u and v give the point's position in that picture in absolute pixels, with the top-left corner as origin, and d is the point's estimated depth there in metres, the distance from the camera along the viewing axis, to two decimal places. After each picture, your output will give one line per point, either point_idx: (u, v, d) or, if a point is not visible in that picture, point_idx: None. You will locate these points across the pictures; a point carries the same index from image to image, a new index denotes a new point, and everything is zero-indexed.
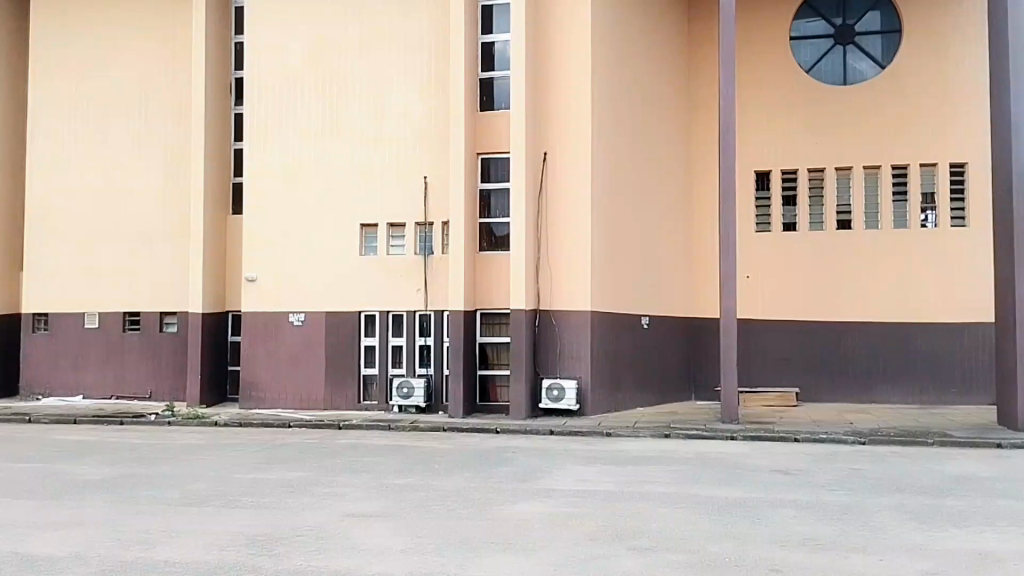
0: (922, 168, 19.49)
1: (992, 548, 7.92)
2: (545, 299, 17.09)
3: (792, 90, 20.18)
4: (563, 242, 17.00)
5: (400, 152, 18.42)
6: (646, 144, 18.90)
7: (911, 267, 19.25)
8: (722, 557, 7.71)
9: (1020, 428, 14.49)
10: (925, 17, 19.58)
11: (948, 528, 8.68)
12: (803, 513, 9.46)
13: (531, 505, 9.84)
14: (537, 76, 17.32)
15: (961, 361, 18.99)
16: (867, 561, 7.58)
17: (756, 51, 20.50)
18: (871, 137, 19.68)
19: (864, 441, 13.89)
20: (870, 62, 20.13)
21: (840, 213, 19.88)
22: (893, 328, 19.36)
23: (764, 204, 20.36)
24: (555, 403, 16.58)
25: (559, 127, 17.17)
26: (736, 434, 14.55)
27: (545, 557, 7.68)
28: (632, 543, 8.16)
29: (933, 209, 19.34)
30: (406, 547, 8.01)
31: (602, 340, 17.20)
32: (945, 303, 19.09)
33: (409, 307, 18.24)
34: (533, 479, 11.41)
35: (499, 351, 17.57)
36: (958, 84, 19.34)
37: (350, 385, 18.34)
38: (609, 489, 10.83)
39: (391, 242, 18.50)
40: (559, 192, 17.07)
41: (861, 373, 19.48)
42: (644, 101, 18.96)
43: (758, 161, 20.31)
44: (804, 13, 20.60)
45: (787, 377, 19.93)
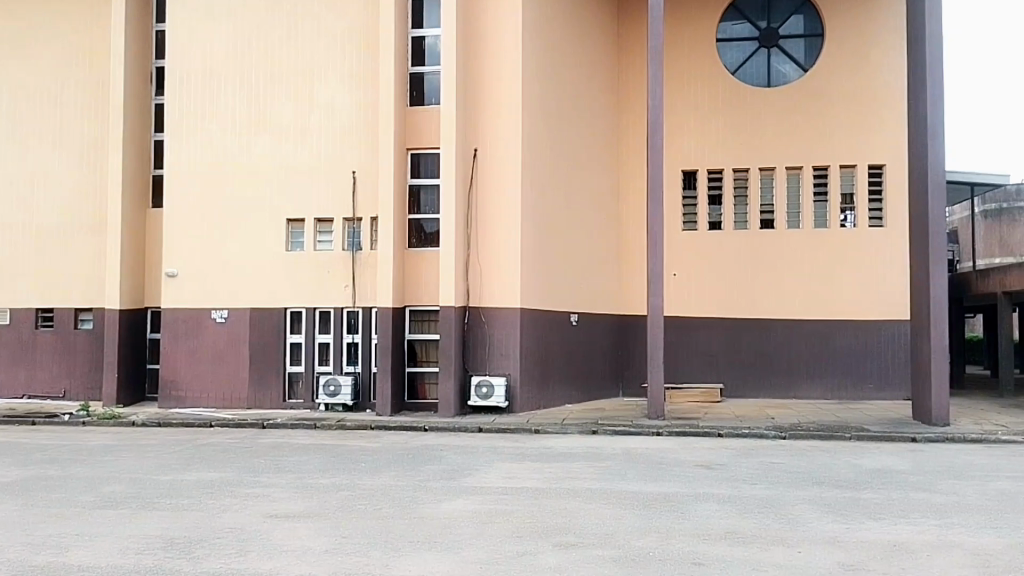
0: (843, 170, 20.08)
1: (905, 539, 8.17)
2: (475, 295, 17.01)
3: (720, 91, 20.55)
4: (493, 238, 16.97)
5: (328, 146, 18.11)
6: (576, 142, 19.01)
7: (832, 267, 19.82)
8: (647, 551, 7.75)
9: (933, 421, 14.96)
10: (847, 22, 20.16)
11: (863, 520, 8.93)
12: (725, 507, 9.61)
13: (457, 503, 9.76)
14: (468, 72, 17.24)
15: (879, 357, 19.60)
16: (786, 553, 7.72)
17: (685, 52, 20.79)
18: (795, 139, 20.19)
19: (784, 435, 14.24)
20: (793, 66, 20.67)
21: (764, 212, 20.35)
22: (815, 325, 19.88)
23: (691, 203, 20.73)
24: (484, 400, 16.48)
25: (490, 124, 17.12)
26: (661, 430, 14.74)
27: (472, 555, 7.59)
28: (558, 539, 8.15)
29: (852, 209, 19.95)
30: (329, 548, 7.83)
31: (532, 337, 17.21)
32: (864, 302, 19.69)
33: (337, 303, 17.94)
34: (458, 476, 11.32)
35: (428, 348, 17.45)
36: (878, 88, 19.94)
37: (275, 383, 17.93)
38: (536, 486, 10.83)
39: (318, 237, 18.18)
40: (490, 189, 17.03)
41: (784, 370, 19.97)
42: (575, 99, 19.07)
43: (686, 161, 20.63)
44: (730, 16, 21.04)
45: (714, 373, 20.28)
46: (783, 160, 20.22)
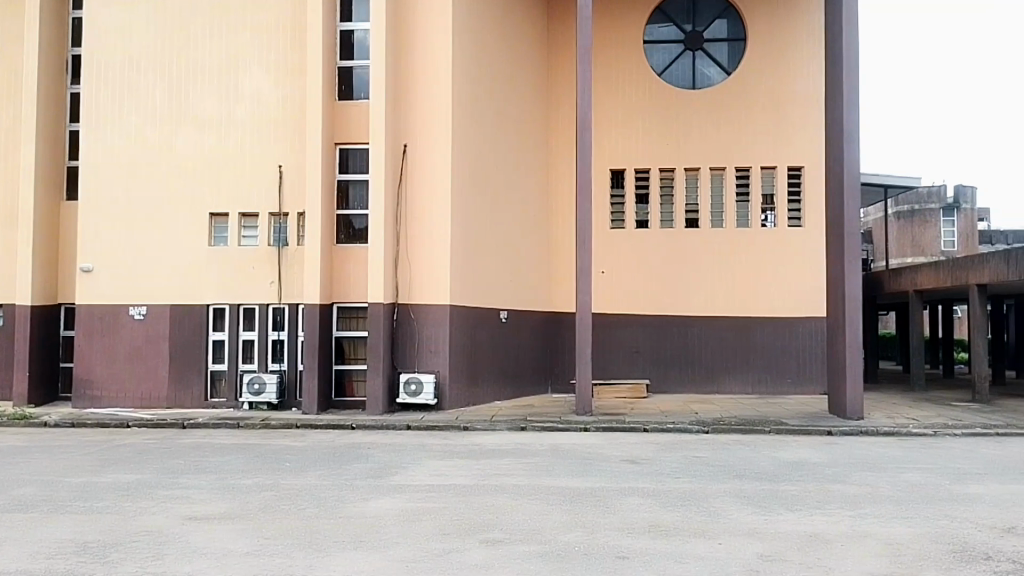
0: (764, 171, 20.66)
1: (819, 529, 8.47)
2: (405, 292, 16.90)
3: (647, 92, 20.89)
4: (423, 235, 16.90)
5: (253, 139, 17.72)
6: (506, 140, 19.08)
7: (755, 266, 20.36)
8: (572, 546, 7.84)
9: (847, 416, 15.53)
10: (769, 27, 20.73)
11: (781, 512, 9.21)
12: (648, 501, 9.80)
13: (383, 501, 9.69)
14: (398, 66, 17.08)
15: (797, 353, 20.23)
16: (707, 545, 7.92)
17: (614, 53, 21.07)
18: (720, 140, 20.67)
19: (707, 429, 14.59)
20: (717, 69, 21.15)
21: (688, 212, 20.79)
22: (737, 322, 20.39)
23: (619, 202, 21.04)
24: (412, 397, 16.37)
25: (419, 119, 17.02)
26: (589, 426, 14.92)
27: (398, 553, 7.56)
28: (484, 536, 8.17)
29: (773, 209, 20.54)
30: (250, 550, 7.68)
31: (461, 334, 17.20)
32: (785, 299, 20.29)
33: (262, 300, 17.59)
34: (385, 475, 11.24)
35: (356, 345, 17.27)
36: (798, 92, 20.55)
37: (196, 382, 17.47)
38: (463, 483, 10.83)
39: (243, 232, 17.79)
40: (420, 186, 16.95)
41: (708, 365, 20.45)
42: (505, 96, 19.12)
43: (615, 161, 20.91)
44: (657, 18, 21.43)
45: (640, 369, 20.61)
46: (707, 161, 20.68)
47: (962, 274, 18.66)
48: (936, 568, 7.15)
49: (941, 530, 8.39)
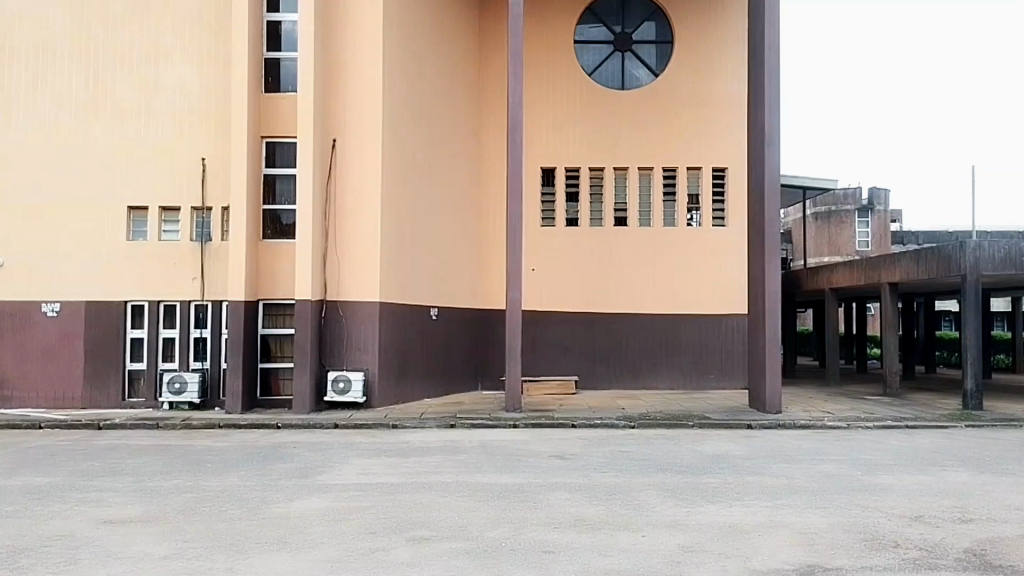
0: (690, 171, 21.11)
1: (738, 520, 8.72)
2: (333, 290, 16.67)
3: (578, 92, 21.10)
4: (351, 232, 16.71)
5: (175, 131, 17.21)
6: (437, 136, 19.02)
7: (681, 264, 20.80)
8: (499, 542, 7.88)
9: (766, 410, 16.00)
10: (696, 31, 21.19)
11: (703, 504, 9.44)
12: (575, 495, 9.92)
13: (309, 501, 9.55)
14: (327, 59, 16.80)
15: (721, 349, 20.75)
16: (632, 538, 8.07)
17: (545, 51, 21.21)
18: (648, 141, 21.04)
19: (633, 425, 14.84)
20: (646, 70, 21.49)
21: (617, 210, 21.09)
22: (663, 319, 20.79)
23: (550, 200, 21.21)
24: (340, 396, 16.16)
25: (349, 114, 16.81)
26: (519, 422, 15.01)
27: (323, 553, 7.49)
28: (411, 534, 8.13)
29: (698, 209, 21.01)
30: (168, 553, 7.48)
31: (391, 331, 17.09)
32: (710, 297, 20.79)
33: (183, 297, 17.10)
34: (311, 474, 11.07)
35: (282, 343, 17.00)
36: (723, 95, 21.06)
37: (114, 381, 16.86)
38: (390, 481, 10.75)
39: (163, 227, 17.25)
40: (349, 181, 16.74)
41: (635, 362, 20.79)
42: (436, 94, 19.06)
43: (545, 159, 21.06)
44: (587, 19, 21.66)
45: (569, 365, 20.83)
46: (635, 161, 21.02)
47: (875, 272, 19.44)
48: (848, 555, 7.45)
49: (853, 519, 8.74)
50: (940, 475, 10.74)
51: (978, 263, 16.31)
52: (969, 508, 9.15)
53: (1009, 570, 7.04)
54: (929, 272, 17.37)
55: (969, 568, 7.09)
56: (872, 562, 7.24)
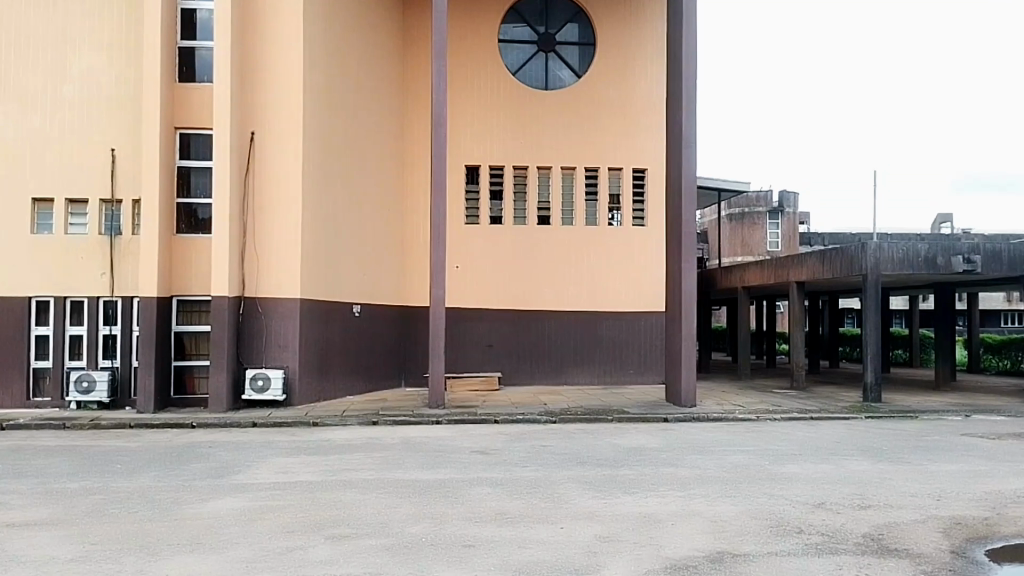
0: (612, 171, 21.52)
1: (653, 510, 8.99)
2: (251, 285, 16.35)
3: (502, 91, 21.25)
4: (271, 227, 16.43)
5: (82, 120, 16.58)
6: (360, 131, 18.85)
7: (602, 262, 21.18)
8: (419, 538, 7.92)
9: (682, 404, 16.46)
10: (617, 34, 21.60)
11: (619, 495, 9.68)
12: (495, 490, 10.03)
13: (225, 501, 9.38)
14: (245, 52, 16.48)
15: (640, 345, 21.24)
16: (550, 529, 8.23)
17: (468, 49, 21.28)
18: (571, 141, 21.35)
19: (554, 419, 15.08)
20: (569, 71, 21.78)
21: (541, 209, 21.34)
22: (584, 317, 21.13)
23: (473, 197, 21.29)
24: (258, 394, 15.88)
25: (268, 107, 16.52)
26: (441, 419, 15.05)
27: (238, 553, 7.37)
28: (329, 532, 8.09)
29: (619, 209, 21.45)
30: (75, 556, 7.25)
31: (312, 327, 16.85)
32: (630, 294, 21.25)
33: (92, 292, 16.48)
34: (227, 474, 10.85)
35: (198, 341, 16.58)
36: (643, 98, 21.54)
37: (17, 380, 16.16)
38: (309, 479, 10.64)
39: (70, 220, 16.58)
40: (268, 175, 16.45)
41: (557, 358, 21.06)
42: (360, 91, 18.92)
43: (469, 156, 21.12)
44: (511, 18, 21.81)
45: (492, 362, 20.94)
46: (558, 160, 21.31)
47: (785, 271, 20.21)
48: (755, 542, 7.78)
49: (761, 506, 9.12)
50: (842, 464, 11.31)
51: (879, 262, 17.14)
52: (867, 495, 9.66)
53: (903, 552, 7.48)
54: (834, 271, 18.18)
55: (866, 551, 7.50)
56: (778, 548, 7.58)
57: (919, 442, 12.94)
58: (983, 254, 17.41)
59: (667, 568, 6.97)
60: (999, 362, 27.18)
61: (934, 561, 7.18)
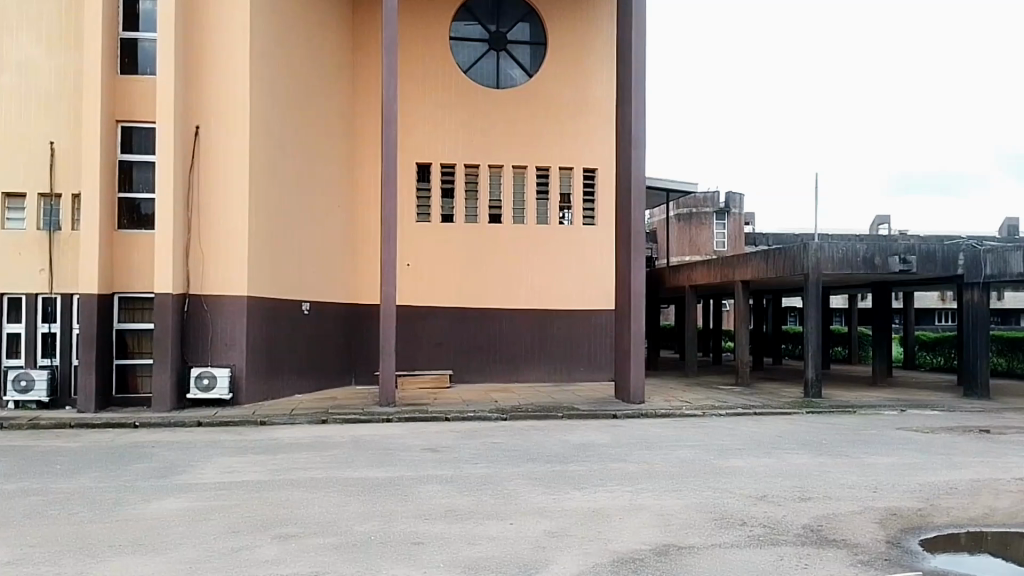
0: (562, 171, 21.68)
1: (602, 505, 9.11)
2: (197, 282, 16.06)
3: (452, 90, 21.26)
4: (217, 223, 16.16)
5: (20, 111, 16.10)
6: (309, 127, 18.66)
7: (553, 260, 21.34)
8: (367, 536, 7.90)
9: (631, 400, 16.67)
10: (568, 34, 21.78)
11: (568, 491, 9.79)
12: (445, 487, 10.05)
13: (169, 501, 9.22)
14: (189, 45, 16.17)
15: (590, 343, 21.46)
16: (500, 525, 8.29)
17: (419, 46, 21.25)
18: (522, 140, 21.45)
19: (505, 416, 15.14)
20: (520, 70, 21.86)
21: (492, 208, 21.40)
22: (535, 315, 21.26)
23: (424, 195, 21.23)
24: (204, 392, 15.63)
25: (213, 100, 16.24)
26: (391, 417, 14.99)
27: (183, 554, 7.27)
28: (276, 531, 8.02)
29: (569, 209, 21.62)
30: (12, 560, 7.06)
31: (259, 326, 16.62)
32: (580, 292, 21.45)
33: (30, 289, 16.01)
34: (171, 474, 10.65)
35: (141, 339, 16.24)
36: (593, 98, 21.75)
37: None
38: (256, 479, 10.52)
39: (7, 214, 16.07)
40: (214, 170, 16.18)
41: (508, 356, 21.15)
42: (309, 88, 18.73)
43: (420, 154, 21.06)
44: (462, 16, 21.81)
45: (443, 360, 20.92)
46: (509, 159, 21.39)
47: (730, 270, 20.61)
48: (699, 534, 7.95)
49: (706, 500, 9.31)
50: (784, 458, 11.61)
51: (820, 263, 17.61)
52: (808, 487, 9.94)
53: (841, 542, 7.73)
54: (777, 270, 18.62)
55: (806, 542, 7.73)
56: (721, 540, 7.76)
57: (858, 436, 13.34)
58: (918, 255, 18.00)
59: (614, 562, 7.08)
60: (933, 359, 28.17)
61: (870, 551, 7.43)
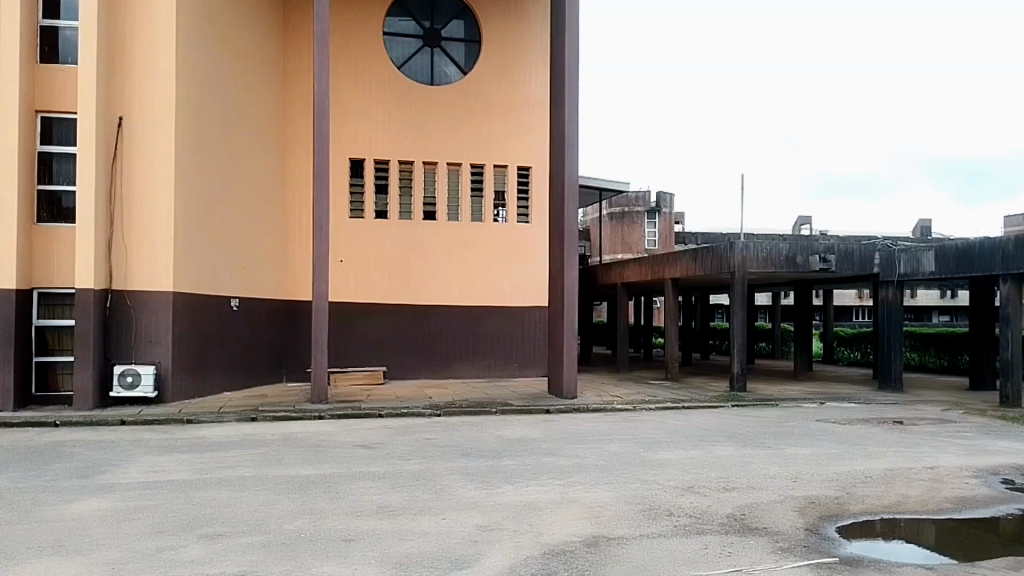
0: (497, 169, 21.80)
1: (534, 498, 9.23)
2: (119, 278, 15.61)
3: (387, 86, 21.15)
4: (141, 217, 15.72)
5: None
6: (238, 120, 18.31)
7: (487, 257, 21.43)
8: (297, 534, 7.84)
9: (564, 395, 16.89)
10: (503, 34, 21.91)
11: (500, 485, 9.87)
12: (377, 483, 10.03)
13: (91, 502, 8.95)
14: (112, 33, 15.71)
15: (523, 339, 21.62)
16: (432, 521, 8.32)
17: (352, 41, 21.04)
18: (456, 138, 21.48)
19: (439, 412, 15.16)
20: (455, 68, 21.88)
21: (427, 204, 21.37)
22: (469, 311, 21.32)
23: (358, 191, 21.07)
24: (128, 391, 15.20)
25: (138, 91, 15.81)
26: (324, 414, 14.84)
27: (106, 555, 7.09)
28: (203, 531, 7.88)
29: (503, 206, 21.77)
30: None
31: (185, 322, 16.23)
32: (514, 289, 21.61)
33: None
34: (93, 474, 10.34)
35: (62, 336, 15.67)
36: (527, 97, 21.94)
37: None
38: (183, 478, 10.31)
39: None
40: (139, 162, 15.75)
41: (442, 352, 21.15)
42: (238, 80, 18.38)
43: (353, 150, 20.87)
44: (396, 11, 21.71)
45: (376, 356, 20.80)
46: (443, 156, 21.39)
47: (660, 268, 21.05)
48: (628, 525, 8.14)
49: (634, 492, 9.52)
50: (710, 449, 11.95)
51: (745, 260, 18.13)
52: (733, 478, 10.26)
53: (762, 531, 8.01)
54: (705, 269, 19.11)
55: (730, 531, 8.00)
56: (649, 530, 7.97)
57: (780, 428, 13.81)
58: (837, 255, 18.73)
59: (545, 554, 7.19)
60: (850, 353, 29.24)
61: (790, 538, 7.74)
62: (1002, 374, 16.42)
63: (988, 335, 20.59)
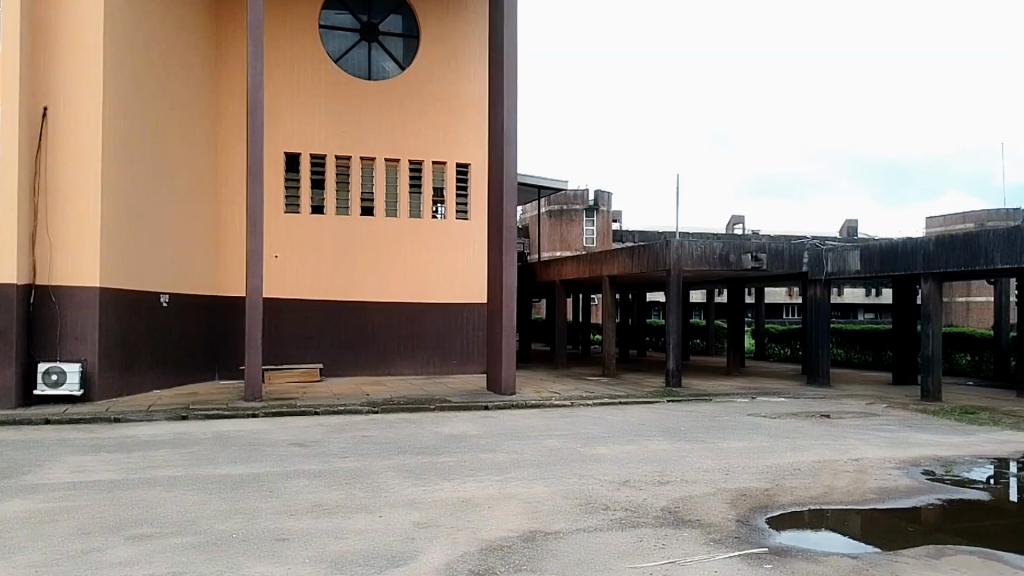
0: (435, 166, 21.75)
1: (471, 495, 9.25)
2: (43, 273, 15.05)
3: (323, 80, 20.86)
4: (66, 210, 15.19)
5: None
6: (168, 111, 17.83)
7: (425, 253, 21.37)
8: (230, 534, 7.69)
9: (502, 391, 16.92)
10: (442, 31, 21.88)
11: (437, 482, 9.86)
12: (313, 482, 9.91)
13: (12, 503, 8.63)
14: (36, 21, 15.14)
15: (460, 335, 21.61)
16: (369, 519, 8.27)
17: (287, 33, 20.67)
18: (393, 134, 21.35)
19: (376, 410, 15.04)
20: (393, 63, 21.73)
21: (364, 200, 21.15)
22: (407, 307, 21.21)
23: (294, 185, 20.72)
24: (53, 389, 14.67)
25: (64, 80, 15.27)
26: (258, 413, 14.56)
27: (28, 558, 6.85)
28: (131, 533, 7.67)
29: (442, 203, 21.74)
30: None
31: (113, 318, 15.74)
32: (452, 285, 21.60)
33: None
34: (15, 475, 9.96)
35: None
36: (464, 94, 21.95)
37: None
38: (111, 478, 10.00)
39: None
40: (64, 153, 15.21)
41: (379, 348, 20.97)
42: (168, 71, 17.90)
43: (289, 144, 20.53)
44: (332, 4, 21.43)
45: (312, 352, 20.52)
46: (381, 152, 21.24)
47: (598, 265, 21.29)
48: (564, 520, 8.23)
49: (571, 487, 9.62)
50: (645, 444, 12.14)
51: (680, 259, 18.47)
52: (667, 472, 10.46)
53: (695, 523, 8.20)
54: (642, 267, 19.42)
55: (664, 523, 8.16)
56: (585, 524, 8.08)
57: (713, 423, 14.12)
58: (768, 254, 19.22)
59: (482, 549, 7.22)
60: (781, 350, 30.00)
61: (721, 530, 7.92)
62: (923, 371, 17.09)
63: (910, 333, 21.42)
